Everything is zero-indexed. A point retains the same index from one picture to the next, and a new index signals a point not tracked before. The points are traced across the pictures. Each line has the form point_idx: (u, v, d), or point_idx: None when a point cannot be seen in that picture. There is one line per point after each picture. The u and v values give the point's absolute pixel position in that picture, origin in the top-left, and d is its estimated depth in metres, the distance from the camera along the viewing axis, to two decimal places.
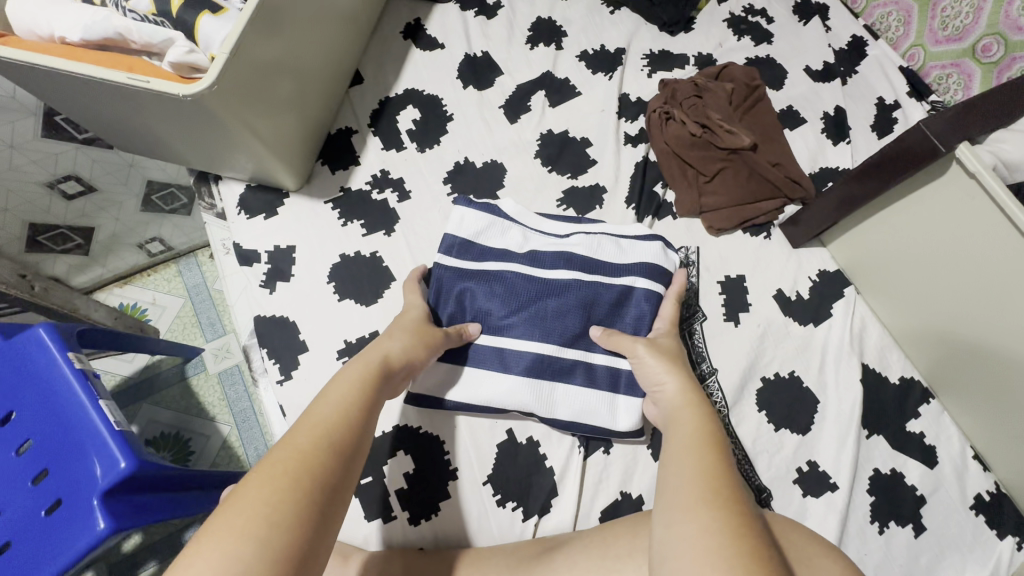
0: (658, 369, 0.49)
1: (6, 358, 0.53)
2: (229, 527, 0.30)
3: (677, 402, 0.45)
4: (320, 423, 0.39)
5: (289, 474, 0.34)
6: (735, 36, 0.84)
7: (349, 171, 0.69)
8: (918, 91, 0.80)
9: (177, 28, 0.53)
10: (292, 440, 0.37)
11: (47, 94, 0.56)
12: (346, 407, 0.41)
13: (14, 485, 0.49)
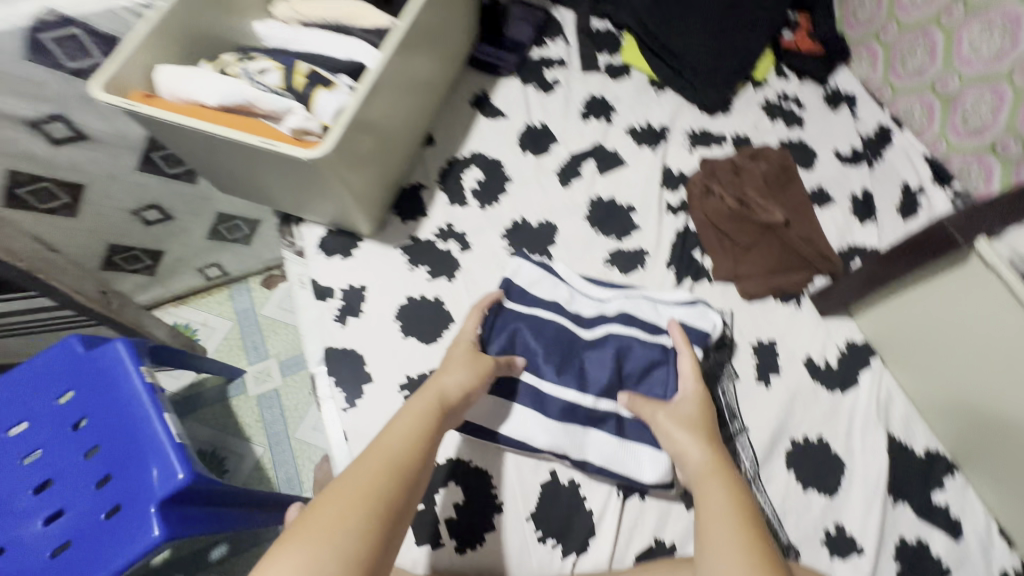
0: (684, 435, 0.54)
1: (89, 369, 0.62)
2: (303, 542, 0.36)
3: (704, 473, 0.50)
4: (382, 453, 0.44)
5: (357, 499, 0.40)
6: (769, 119, 0.92)
7: (418, 222, 0.78)
8: (942, 177, 0.87)
9: (297, 100, 0.63)
10: (359, 468, 0.43)
11: (178, 144, 0.66)
12: (406, 438, 0.46)
13: (83, 487, 0.57)
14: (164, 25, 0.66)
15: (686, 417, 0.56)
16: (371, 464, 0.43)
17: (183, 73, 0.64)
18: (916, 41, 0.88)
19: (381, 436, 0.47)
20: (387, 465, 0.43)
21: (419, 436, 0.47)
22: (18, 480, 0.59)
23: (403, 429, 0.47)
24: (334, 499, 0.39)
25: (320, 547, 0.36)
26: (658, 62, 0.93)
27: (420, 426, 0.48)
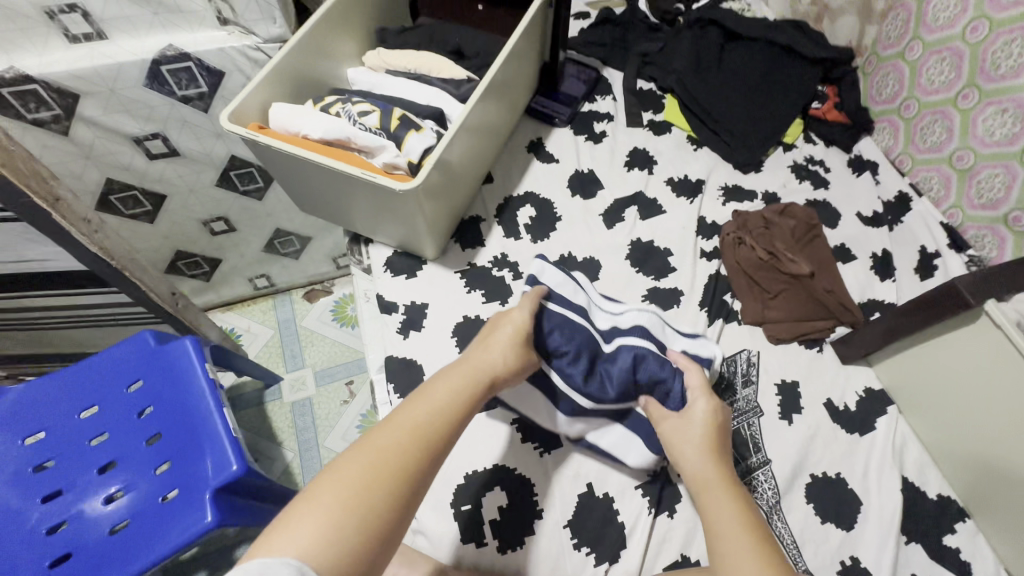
0: (693, 451, 0.58)
1: (161, 382, 0.90)
2: (330, 498, 0.41)
3: (712, 489, 0.54)
4: (412, 426, 0.48)
5: (383, 467, 0.44)
6: (797, 180, 1.00)
7: (476, 250, 0.86)
8: (958, 244, 0.94)
9: (390, 139, 0.73)
10: (387, 435, 0.46)
11: (279, 170, 0.75)
12: (434, 416, 0.50)
13: (143, 471, 0.83)
14: (279, 70, 0.77)
15: (697, 434, 0.59)
16: (400, 435, 0.47)
17: (292, 108, 0.74)
18: (934, 119, 0.97)
19: (412, 408, 0.50)
20: (415, 440, 0.47)
21: (446, 416, 0.51)
22: (95, 457, 0.85)
23: (433, 406, 0.51)
24: (363, 461, 0.44)
25: (342, 517, 0.40)
26: (697, 122, 1.03)
27: (448, 407, 0.52)
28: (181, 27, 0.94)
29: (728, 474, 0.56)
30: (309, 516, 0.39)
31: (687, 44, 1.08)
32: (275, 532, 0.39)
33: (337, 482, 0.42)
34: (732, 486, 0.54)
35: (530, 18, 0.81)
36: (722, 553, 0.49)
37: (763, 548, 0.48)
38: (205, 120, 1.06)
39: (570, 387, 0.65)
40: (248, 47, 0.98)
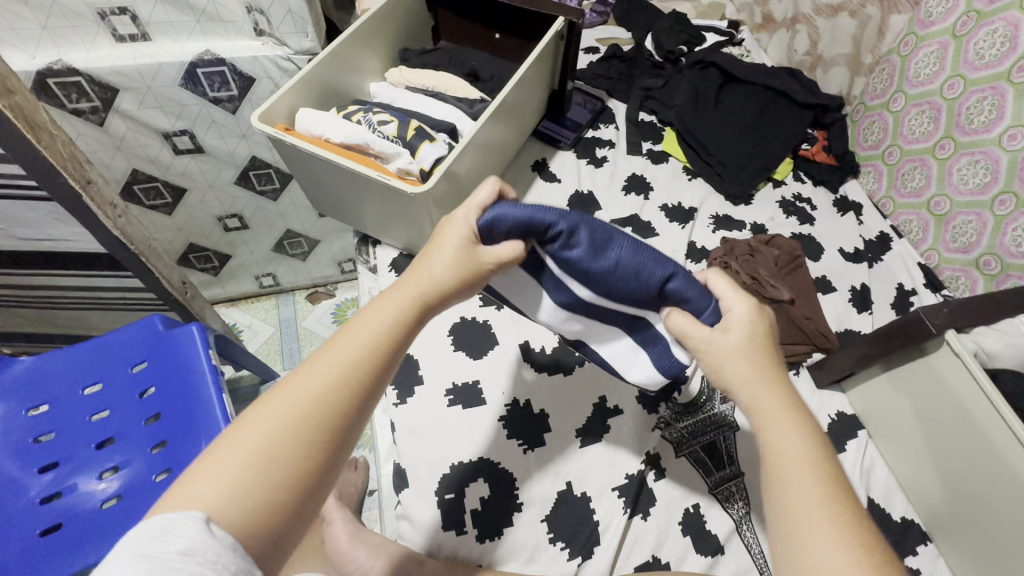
0: (753, 374, 0.52)
1: (166, 367, 0.93)
2: (236, 456, 0.42)
3: (774, 423, 0.49)
4: (327, 370, 0.47)
5: (295, 415, 0.44)
6: (784, 214, 1.06)
7: None
8: (933, 284, 0.99)
9: (405, 147, 0.79)
10: (301, 384, 0.46)
11: (298, 168, 0.81)
12: (357, 352, 0.49)
13: (139, 450, 0.86)
14: (306, 80, 0.84)
15: (757, 355, 0.53)
16: (316, 381, 0.46)
17: (315, 113, 0.81)
18: (914, 166, 1.04)
19: (332, 349, 0.49)
20: (331, 383, 0.47)
21: (370, 356, 0.49)
22: (94, 432, 0.88)
23: (355, 347, 0.49)
24: (273, 413, 0.44)
25: (246, 470, 0.41)
26: (692, 155, 1.10)
27: (373, 347, 0.50)
28: (219, 34, 1.01)
29: (794, 401, 0.51)
30: (218, 469, 0.41)
31: (687, 82, 1.15)
32: (186, 483, 0.41)
33: (248, 434, 0.43)
34: (798, 415, 0.50)
35: (541, 49, 0.88)
36: (795, 490, 0.45)
37: (838, 495, 0.45)
38: (232, 121, 1.13)
39: (568, 270, 0.60)
40: (281, 57, 1.04)
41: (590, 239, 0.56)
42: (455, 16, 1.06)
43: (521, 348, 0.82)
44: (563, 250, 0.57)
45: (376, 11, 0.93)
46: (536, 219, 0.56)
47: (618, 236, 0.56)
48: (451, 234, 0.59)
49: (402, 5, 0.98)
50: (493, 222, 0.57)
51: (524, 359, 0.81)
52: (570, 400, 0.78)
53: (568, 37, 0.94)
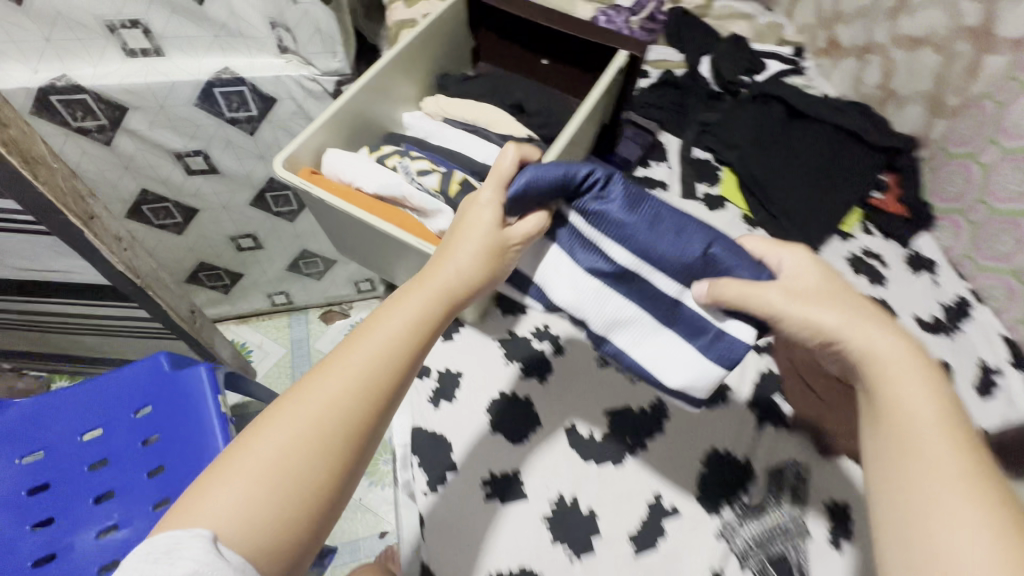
0: (873, 326, 0.50)
1: (174, 410, 0.84)
2: (250, 468, 0.48)
3: (899, 376, 0.48)
4: (336, 386, 0.52)
5: (308, 429, 0.50)
6: (854, 273, 0.97)
7: (515, 318, 0.88)
8: (1020, 361, 0.90)
9: (448, 204, 0.70)
10: (312, 399, 0.51)
11: (324, 218, 0.72)
12: (367, 361, 0.54)
13: (140, 510, 0.78)
14: (335, 117, 0.75)
15: (860, 304, 0.51)
16: (328, 390, 0.52)
17: (345, 157, 0.72)
18: (1003, 228, 0.92)
19: (345, 358, 0.54)
20: (342, 395, 0.52)
21: (380, 371, 0.54)
22: (93, 484, 0.80)
23: (366, 359, 0.54)
24: (285, 431, 0.50)
25: (257, 483, 0.47)
26: (753, 202, 1.02)
27: (381, 361, 0.54)
28: (238, 50, 0.91)
29: (918, 350, 0.49)
30: (232, 484, 0.47)
31: (749, 117, 1.05)
32: (204, 497, 0.47)
33: (263, 448, 0.49)
34: (930, 370, 0.48)
35: (601, 88, 0.79)
36: (927, 447, 0.44)
37: (965, 449, 0.44)
38: (250, 141, 1.03)
39: (601, 232, 0.57)
40: (306, 77, 0.94)
41: (624, 194, 0.55)
42: (499, 38, 0.96)
43: (565, 431, 0.79)
44: (593, 205, 0.56)
45: (413, 37, 0.83)
46: (569, 174, 0.55)
47: (658, 198, 0.54)
48: (470, 232, 0.61)
49: (443, 27, 0.88)
50: (524, 185, 0.56)
51: (568, 445, 0.78)
52: (619, 493, 0.74)
53: (629, 71, 0.84)
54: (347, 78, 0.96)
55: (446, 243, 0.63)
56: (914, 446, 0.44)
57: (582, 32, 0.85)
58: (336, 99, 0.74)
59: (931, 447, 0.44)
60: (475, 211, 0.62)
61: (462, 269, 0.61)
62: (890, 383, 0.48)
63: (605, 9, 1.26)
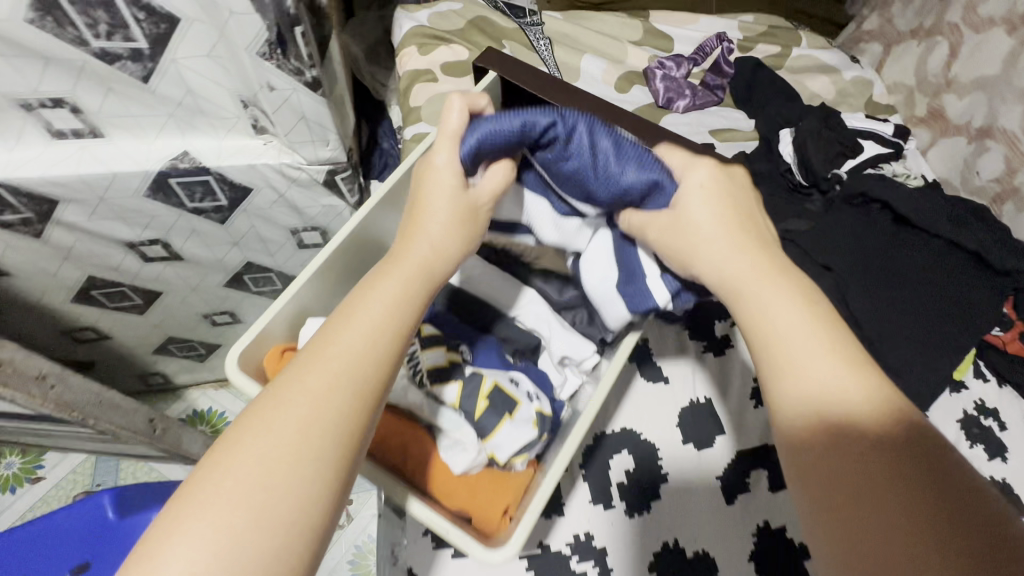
0: (716, 233, 0.48)
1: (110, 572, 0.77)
2: (213, 506, 0.34)
3: (756, 287, 0.45)
4: (315, 384, 0.39)
5: (288, 442, 0.37)
6: (968, 441, 0.78)
7: (551, 524, 0.71)
8: None
9: (471, 424, 0.50)
10: (284, 407, 0.38)
11: None
12: (347, 352, 0.41)
13: None
14: (322, 270, 0.57)
15: (731, 215, 0.49)
16: (307, 390, 0.39)
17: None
18: None
19: (320, 351, 0.41)
20: (326, 394, 0.39)
21: (371, 359, 0.41)
22: None
23: (351, 346, 0.41)
24: (264, 446, 0.37)
25: (227, 526, 0.34)
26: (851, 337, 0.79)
27: (372, 351, 0.42)
28: (202, 130, 0.70)
29: (771, 257, 0.47)
30: (194, 533, 0.33)
31: (847, 228, 0.84)
32: (153, 558, 0.33)
33: (229, 480, 0.35)
34: (762, 253, 0.47)
35: None
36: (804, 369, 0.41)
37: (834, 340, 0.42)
38: (220, 229, 0.83)
39: (563, 182, 0.54)
40: (287, 164, 0.73)
41: (586, 142, 0.50)
42: None
43: None
44: (555, 159, 0.51)
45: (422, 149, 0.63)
46: (527, 127, 0.49)
47: (604, 128, 0.51)
48: (435, 197, 0.50)
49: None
50: (477, 147, 0.49)
51: None
52: None
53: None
54: (341, 166, 0.75)
55: (415, 213, 0.50)
56: (765, 318, 0.44)
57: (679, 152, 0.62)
58: (322, 251, 0.55)
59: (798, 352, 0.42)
60: (435, 179, 0.50)
61: (437, 241, 0.49)
62: (743, 298, 0.46)
63: (663, 59, 1.03)
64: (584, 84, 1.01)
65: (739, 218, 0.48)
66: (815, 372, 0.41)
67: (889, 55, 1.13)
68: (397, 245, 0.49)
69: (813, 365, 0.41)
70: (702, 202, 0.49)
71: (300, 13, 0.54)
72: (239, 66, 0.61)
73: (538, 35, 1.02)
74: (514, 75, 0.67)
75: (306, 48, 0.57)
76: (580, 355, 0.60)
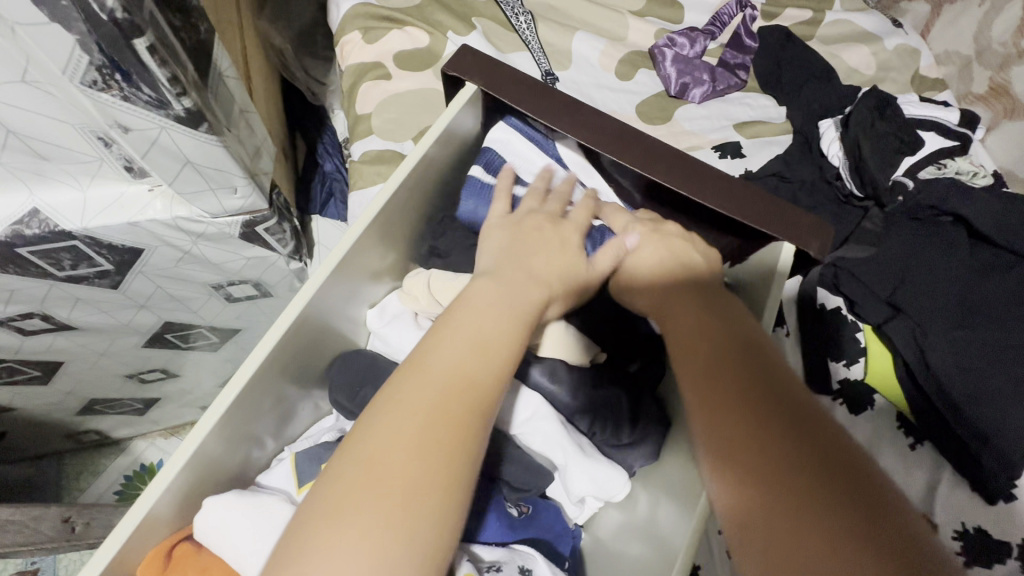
0: (645, 282, 0.45)
1: None
2: (399, 454, 0.31)
3: (660, 292, 0.43)
4: (454, 358, 0.35)
5: (450, 409, 0.33)
6: None
7: None
8: None
9: None
10: (410, 376, 0.34)
11: None
12: (480, 331, 0.36)
13: None
14: (231, 413, 0.38)
15: (652, 260, 0.45)
16: (448, 361, 0.35)
17: (248, 519, 0.37)
18: None
19: (455, 334, 0.36)
20: (467, 373, 0.34)
21: (494, 334, 0.37)
22: None
23: (472, 334, 0.36)
24: (419, 410, 0.32)
25: (414, 472, 0.30)
26: (906, 375, 0.66)
27: (493, 322, 0.37)
28: (56, 179, 0.48)
29: (663, 250, 0.45)
30: (391, 481, 0.30)
31: (912, 248, 0.68)
32: (350, 503, 0.29)
33: (403, 446, 0.31)
34: (675, 240, 0.46)
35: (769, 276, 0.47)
36: (679, 334, 0.39)
37: (700, 302, 0.41)
38: (116, 295, 0.62)
39: None
40: (184, 219, 0.53)
41: None
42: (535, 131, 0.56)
43: None
44: None
45: (367, 221, 0.46)
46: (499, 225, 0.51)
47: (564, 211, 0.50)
48: (544, 242, 0.44)
49: (422, 178, 0.51)
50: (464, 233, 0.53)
51: None
52: None
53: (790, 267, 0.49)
54: (261, 214, 0.57)
55: (521, 255, 0.43)
56: (665, 317, 0.42)
57: (745, 210, 0.46)
58: (229, 389, 0.37)
59: (677, 326, 0.40)
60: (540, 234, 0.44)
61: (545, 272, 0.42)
62: (637, 296, 0.45)
63: (674, 34, 0.83)
64: (578, 71, 0.81)
65: (676, 261, 0.44)
66: (682, 325, 0.40)
67: (939, 18, 0.95)
68: (492, 250, 0.44)
69: (683, 327, 0.40)
70: (638, 255, 0.46)
71: (144, 16, 0.34)
72: (71, 98, 0.40)
73: (518, 9, 0.80)
74: (507, 92, 0.49)
75: (167, 71, 0.37)
76: (606, 492, 0.47)
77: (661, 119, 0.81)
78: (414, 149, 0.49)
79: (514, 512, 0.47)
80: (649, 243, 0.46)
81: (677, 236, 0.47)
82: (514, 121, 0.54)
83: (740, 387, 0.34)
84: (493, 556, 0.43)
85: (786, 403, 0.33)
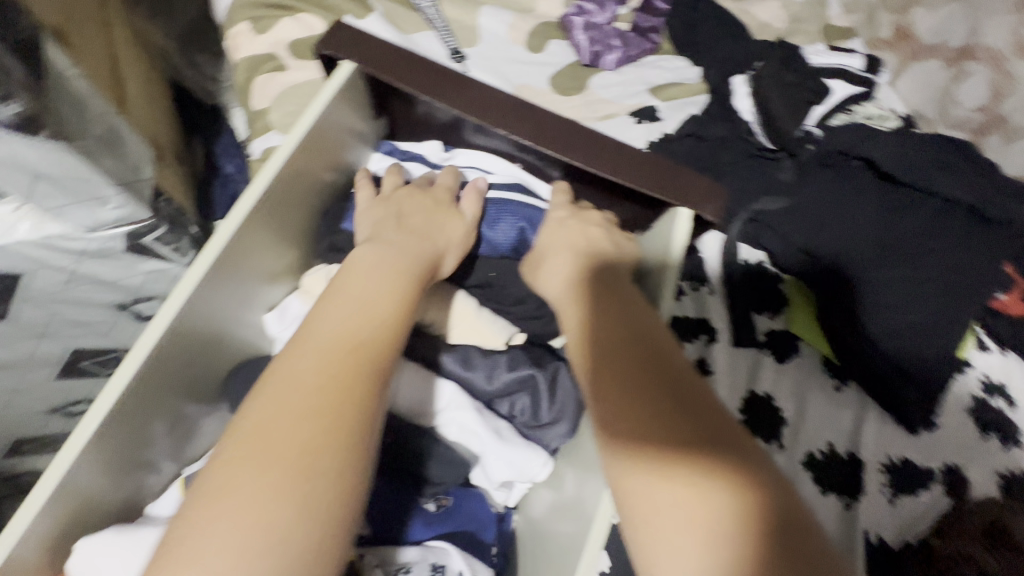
0: (563, 268, 0.44)
1: None
2: (288, 418, 0.29)
3: (575, 280, 0.42)
4: (339, 326, 0.34)
5: (339, 368, 0.32)
6: (981, 431, 0.64)
7: None
8: None
9: None
10: (296, 350, 0.33)
11: None
12: (365, 299, 0.37)
13: None
14: (104, 440, 0.35)
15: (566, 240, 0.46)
16: (334, 327, 0.34)
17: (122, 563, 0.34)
18: None
19: (340, 305, 0.36)
20: (355, 337, 0.34)
21: (381, 302, 0.37)
22: None
23: (356, 303, 0.36)
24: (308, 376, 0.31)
25: (303, 435, 0.29)
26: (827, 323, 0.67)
27: (380, 287, 0.38)
28: None
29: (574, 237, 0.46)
30: (281, 451, 0.28)
31: (822, 196, 0.68)
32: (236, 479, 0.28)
33: (293, 412, 0.30)
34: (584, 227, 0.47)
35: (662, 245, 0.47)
36: (585, 326, 0.38)
37: (606, 293, 0.40)
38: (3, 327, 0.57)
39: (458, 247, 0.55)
40: (57, 237, 0.50)
41: None
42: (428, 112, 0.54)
43: None
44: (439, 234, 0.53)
45: (240, 219, 0.42)
46: None
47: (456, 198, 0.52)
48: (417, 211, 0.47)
49: (305, 169, 0.48)
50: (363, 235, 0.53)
51: None
52: None
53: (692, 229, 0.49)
54: (145, 224, 0.54)
55: (399, 221, 0.45)
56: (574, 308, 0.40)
57: (637, 177, 0.45)
58: (92, 419, 0.34)
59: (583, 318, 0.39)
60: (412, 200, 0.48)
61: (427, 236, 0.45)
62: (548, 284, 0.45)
63: (582, 2, 0.82)
64: (488, 47, 0.78)
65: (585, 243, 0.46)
66: (587, 318, 0.39)
67: None
68: (376, 225, 0.45)
69: (590, 318, 0.38)
70: (550, 242, 0.47)
71: None
72: None
73: None
74: (384, 70, 0.47)
75: None
76: (526, 473, 0.46)
77: (576, 89, 0.79)
78: (287, 139, 0.45)
79: (433, 507, 0.47)
80: (562, 232, 0.47)
81: (583, 221, 0.48)
82: (389, 145, 0.58)
83: (638, 377, 0.33)
84: (406, 556, 0.42)
85: (678, 388, 0.33)
